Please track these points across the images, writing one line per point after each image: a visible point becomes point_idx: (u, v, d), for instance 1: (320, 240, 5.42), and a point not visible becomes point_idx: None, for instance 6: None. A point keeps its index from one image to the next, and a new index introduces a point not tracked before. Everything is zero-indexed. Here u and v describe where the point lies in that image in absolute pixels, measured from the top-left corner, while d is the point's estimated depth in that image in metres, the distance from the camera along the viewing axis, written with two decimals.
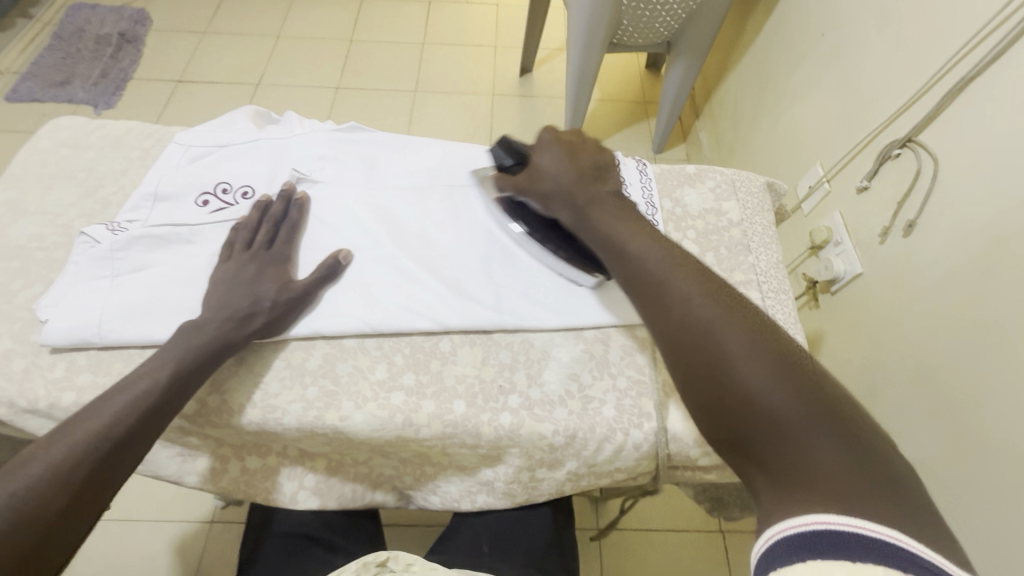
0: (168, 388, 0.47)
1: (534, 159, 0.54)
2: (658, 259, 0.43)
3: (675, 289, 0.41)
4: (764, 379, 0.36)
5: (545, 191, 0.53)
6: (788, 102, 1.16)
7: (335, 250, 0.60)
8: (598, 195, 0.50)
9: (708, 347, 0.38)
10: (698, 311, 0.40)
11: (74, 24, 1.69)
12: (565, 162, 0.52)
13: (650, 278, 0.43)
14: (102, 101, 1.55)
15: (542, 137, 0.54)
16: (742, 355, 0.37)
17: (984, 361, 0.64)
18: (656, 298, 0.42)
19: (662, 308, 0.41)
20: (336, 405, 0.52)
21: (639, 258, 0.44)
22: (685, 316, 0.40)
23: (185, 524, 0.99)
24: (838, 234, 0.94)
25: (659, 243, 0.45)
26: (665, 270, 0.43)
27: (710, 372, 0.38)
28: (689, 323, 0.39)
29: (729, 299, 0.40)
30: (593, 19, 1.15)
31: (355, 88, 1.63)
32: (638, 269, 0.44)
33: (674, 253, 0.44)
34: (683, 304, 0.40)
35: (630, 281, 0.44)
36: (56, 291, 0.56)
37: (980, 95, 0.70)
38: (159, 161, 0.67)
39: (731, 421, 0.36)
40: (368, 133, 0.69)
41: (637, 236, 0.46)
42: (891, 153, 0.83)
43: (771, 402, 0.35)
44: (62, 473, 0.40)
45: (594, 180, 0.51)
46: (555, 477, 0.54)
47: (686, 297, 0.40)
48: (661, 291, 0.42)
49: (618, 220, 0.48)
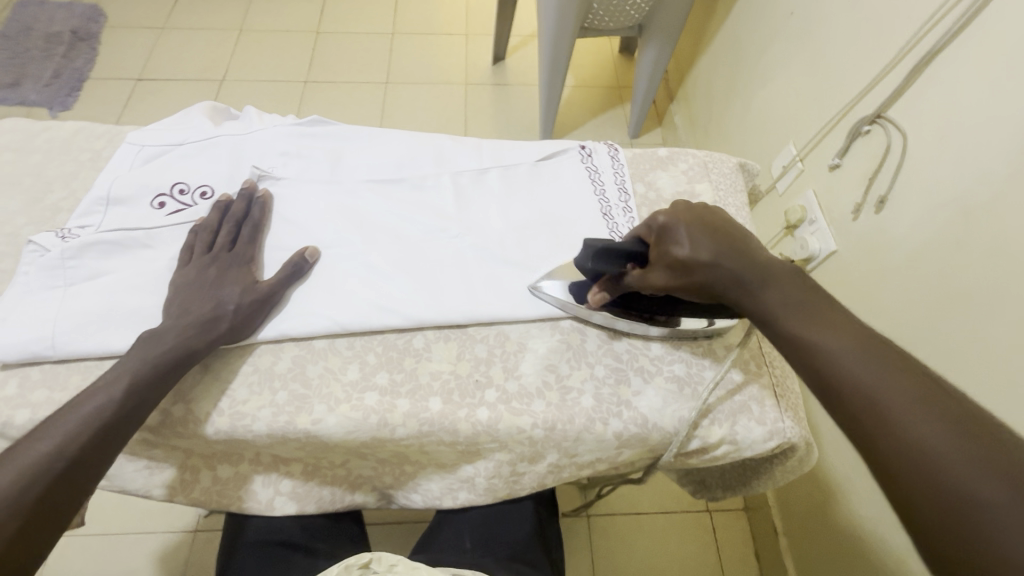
0: (127, 402, 0.45)
1: (670, 250, 0.46)
2: (873, 368, 0.34)
3: (900, 412, 0.32)
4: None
5: (697, 284, 0.45)
6: (760, 82, 1.15)
7: (300, 248, 0.58)
8: (775, 278, 0.42)
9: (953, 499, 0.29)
10: (939, 444, 0.30)
11: (22, 22, 1.61)
12: (715, 246, 0.44)
13: (862, 389, 0.34)
14: (57, 103, 1.48)
15: (663, 227, 0.47)
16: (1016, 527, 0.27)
17: (960, 333, 0.65)
18: (871, 419, 0.33)
19: (882, 438, 0.32)
20: (308, 408, 0.50)
21: (837, 359, 0.35)
22: (925, 454, 0.30)
23: (167, 536, 0.97)
24: (813, 213, 0.95)
25: (868, 342, 0.35)
26: (886, 383, 0.33)
27: (960, 538, 0.28)
28: (927, 465, 0.30)
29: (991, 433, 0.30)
30: (563, 4, 1.13)
31: (323, 82, 1.59)
32: (839, 380, 0.35)
33: (891, 356, 0.34)
34: (913, 432, 0.31)
35: (831, 397, 0.35)
36: (4, 303, 0.53)
37: (946, 69, 0.70)
38: (111, 163, 0.64)
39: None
40: (332, 126, 0.67)
41: (832, 332, 0.37)
42: (862, 130, 0.83)
43: None
44: (11, 497, 0.38)
45: (755, 258, 0.44)
46: (537, 470, 0.53)
47: (914, 416, 0.31)
48: (877, 412, 0.32)
49: (805, 311, 0.39)
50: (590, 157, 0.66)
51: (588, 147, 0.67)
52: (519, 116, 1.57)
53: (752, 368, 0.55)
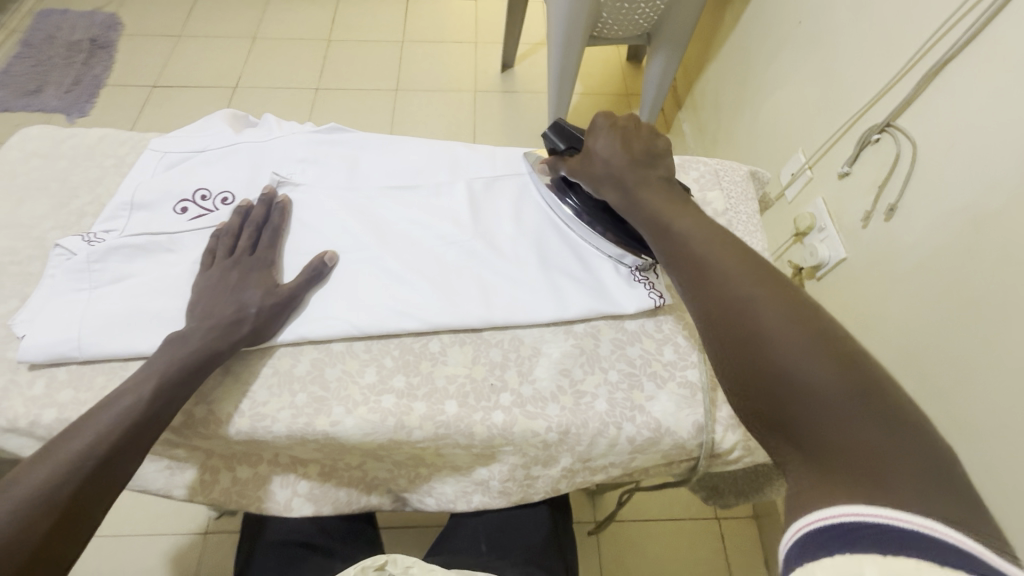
0: (155, 402, 0.46)
1: (586, 145, 0.55)
2: (705, 240, 0.43)
3: (716, 266, 0.41)
4: (808, 362, 0.34)
5: (597, 175, 0.54)
6: (769, 90, 1.16)
7: (319, 253, 0.59)
8: (649, 180, 0.50)
9: (745, 318, 0.38)
10: (734, 284, 0.39)
11: (43, 30, 1.64)
12: (615, 145, 0.53)
13: (695, 252, 0.43)
14: (75, 109, 1.51)
15: (593, 125, 0.55)
16: (781, 330, 0.36)
17: (972, 340, 0.65)
18: (696, 273, 0.42)
19: (703, 285, 0.41)
20: (326, 411, 0.51)
21: (683, 236, 0.45)
22: (726, 291, 0.39)
23: (179, 537, 0.98)
24: (822, 220, 0.95)
25: (705, 225, 0.45)
26: (712, 248, 0.43)
27: (743, 343, 0.37)
28: (729, 301, 0.39)
29: (774, 277, 0.39)
30: (572, 13, 1.14)
31: (335, 89, 1.61)
32: (680, 250, 0.44)
33: (719, 233, 0.44)
34: (721, 278, 0.40)
35: (673, 261, 0.45)
36: (32, 305, 0.55)
37: (954, 79, 0.71)
38: (135, 169, 0.65)
39: (767, 404, 0.35)
40: (350, 133, 0.69)
41: (682, 219, 0.46)
42: (870, 139, 0.84)
43: (804, 375, 0.33)
44: (46, 494, 0.39)
45: (650, 161, 0.52)
46: (550, 474, 0.54)
47: (724, 267, 0.41)
48: (699, 268, 0.42)
49: (664, 203, 0.48)
50: None
51: None
52: (528, 123, 1.58)
53: None
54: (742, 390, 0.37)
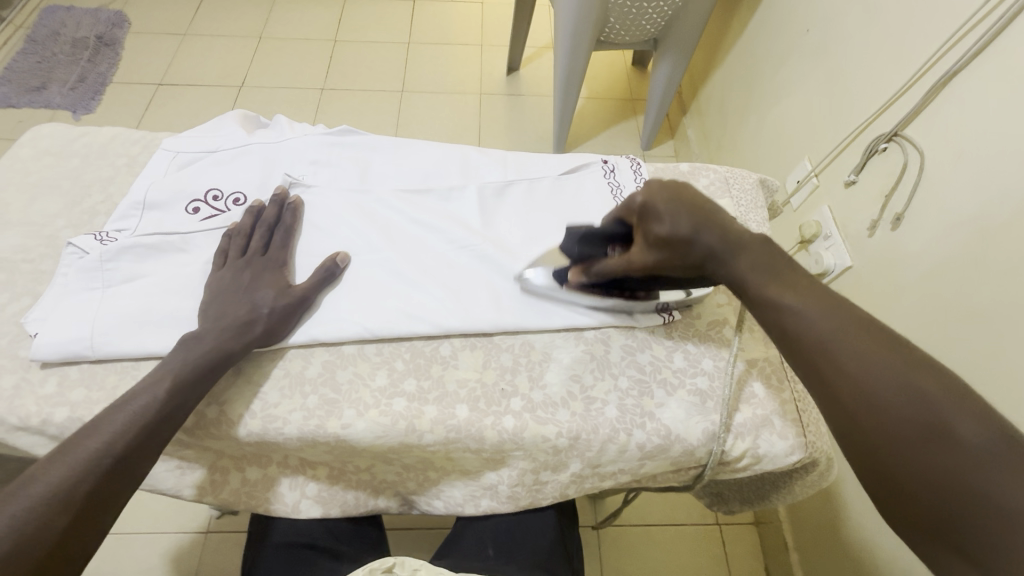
0: (170, 401, 0.46)
1: (650, 227, 0.46)
2: (835, 321, 0.38)
3: (852, 354, 0.36)
4: (1008, 484, 0.30)
5: (681, 258, 0.45)
6: (775, 97, 1.17)
7: (330, 254, 0.59)
8: (747, 246, 0.44)
9: (915, 427, 0.33)
10: (888, 383, 0.35)
11: (49, 27, 1.64)
12: (690, 217, 0.45)
13: (826, 338, 0.38)
14: (81, 106, 1.51)
15: (643, 204, 0.47)
16: (966, 444, 0.32)
17: (980, 351, 0.65)
18: (833, 364, 0.37)
19: (844, 381, 0.36)
20: (337, 413, 0.51)
21: (800, 315, 0.39)
22: (875, 392, 0.35)
23: (180, 537, 0.98)
24: (827, 228, 0.96)
25: (826, 297, 0.40)
26: (846, 330, 0.37)
27: (915, 458, 0.33)
28: (882, 404, 0.34)
29: (927, 368, 0.35)
30: (580, 18, 1.15)
31: (341, 89, 1.62)
32: (802, 334, 0.39)
33: (844, 308, 0.39)
34: (870, 376, 0.35)
35: (796, 348, 0.39)
36: (45, 303, 0.55)
37: (964, 90, 0.71)
38: (147, 169, 0.65)
39: (955, 532, 0.31)
40: (361, 136, 0.69)
41: (796, 292, 0.40)
42: (878, 148, 0.84)
43: (1012, 505, 0.30)
44: (62, 492, 0.39)
45: (729, 227, 0.45)
46: (560, 480, 0.54)
47: (869, 360, 0.36)
48: (833, 360, 0.37)
49: (772, 272, 0.42)
50: (612, 172, 0.67)
51: (611, 162, 0.68)
52: (534, 126, 1.59)
53: (774, 383, 0.56)
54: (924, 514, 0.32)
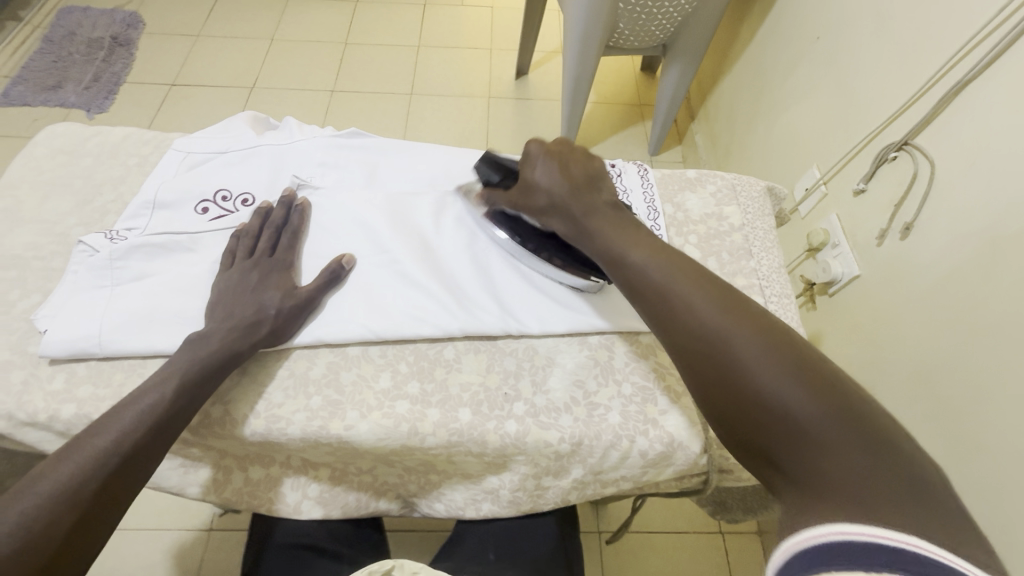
0: (177, 400, 0.46)
1: (524, 174, 0.53)
2: (664, 269, 0.43)
3: (678, 296, 0.41)
4: (782, 385, 0.34)
5: (539, 206, 0.52)
6: (784, 104, 1.16)
7: (337, 256, 0.60)
8: (596, 206, 0.50)
9: (719, 348, 0.38)
10: (701, 315, 0.39)
11: (65, 27, 1.67)
12: (558, 171, 0.51)
13: (659, 285, 0.43)
14: (95, 105, 1.53)
15: (527, 153, 0.53)
16: (755, 358, 0.36)
17: (989, 362, 0.64)
18: (662, 306, 0.42)
19: (669, 318, 0.41)
20: (341, 414, 0.52)
21: (640, 267, 0.44)
22: (692, 323, 0.40)
23: (182, 533, 0.98)
24: (836, 236, 0.95)
25: (662, 251, 0.45)
26: (674, 276, 0.42)
27: (719, 373, 0.37)
28: (696, 331, 0.39)
29: (735, 302, 0.40)
30: (590, 23, 1.15)
31: (350, 91, 1.63)
32: (642, 281, 0.44)
33: (677, 260, 0.44)
34: (690, 310, 0.40)
35: (637, 294, 0.44)
36: (55, 301, 0.56)
37: (976, 99, 0.71)
38: (158, 169, 0.66)
39: (755, 438, 0.35)
40: (369, 139, 0.69)
41: (638, 247, 0.46)
42: (888, 156, 0.84)
43: (783, 402, 0.34)
44: (71, 490, 0.40)
45: (590, 189, 0.51)
46: (561, 486, 0.54)
47: (687, 296, 0.41)
48: (663, 301, 0.42)
49: (618, 230, 0.48)
50: (619, 178, 0.67)
51: (618, 167, 0.68)
52: (541, 130, 1.59)
53: None
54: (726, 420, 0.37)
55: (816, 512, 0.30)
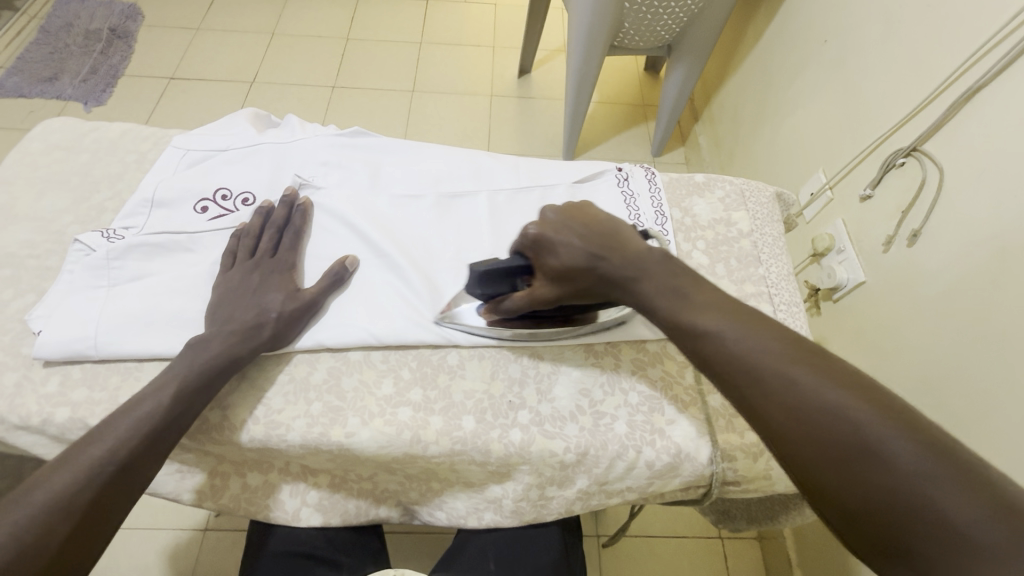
0: (175, 406, 0.45)
1: (547, 262, 0.47)
2: (747, 336, 0.37)
3: (774, 373, 0.35)
4: (929, 487, 0.29)
5: (584, 287, 0.46)
6: (790, 107, 1.15)
7: (340, 257, 0.59)
8: (646, 265, 0.44)
9: (835, 439, 0.32)
10: (804, 397, 0.34)
11: (63, 19, 1.65)
12: (587, 242, 0.46)
13: (749, 358, 0.36)
14: (92, 98, 1.51)
15: (535, 239, 0.47)
16: (885, 451, 0.30)
17: (997, 374, 0.63)
18: (751, 384, 0.36)
19: (765, 400, 0.35)
20: (341, 421, 0.50)
21: (715, 334, 0.38)
22: (795, 406, 0.34)
23: (178, 534, 0.97)
24: (841, 242, 0.94)
25: (737, 312, 0.39)
26: (765, 347, 0.36)
27: (838, 472, 0.31)
28: (801, 418, 0.33)
29: (840, 376, 0.34)
30: (595, 22, 1.13)
31: (351, 88, 1.61)
32: (719, 353, 0.38)
33: (760, 324, 0.38)
34: (790, 391, 0.34)
35: (717, 368, 0.38)
36: (50, 301, 0.54)
37: (987, 106, 0.69)
38: (157, 166, 0.65)
39: (909, 554, 0.29)
40: (373, 138, 0.68)
41: (708, 309, 0.40)
42: (896, 162, 0.83)
43: (937, 510, 0.28)
44: (65, 499, 0.39)
45: (624, 248, 0.45)
46: (565, 496, 0.53)
47: (784, 373, 0.35)
48: (755, 380, 0.36)
49: (676, 289, 0.42)
50: (626, 181, 0.66)
51: (625, 170, 0.67)
52: (544, 130, 1.57)
53: None
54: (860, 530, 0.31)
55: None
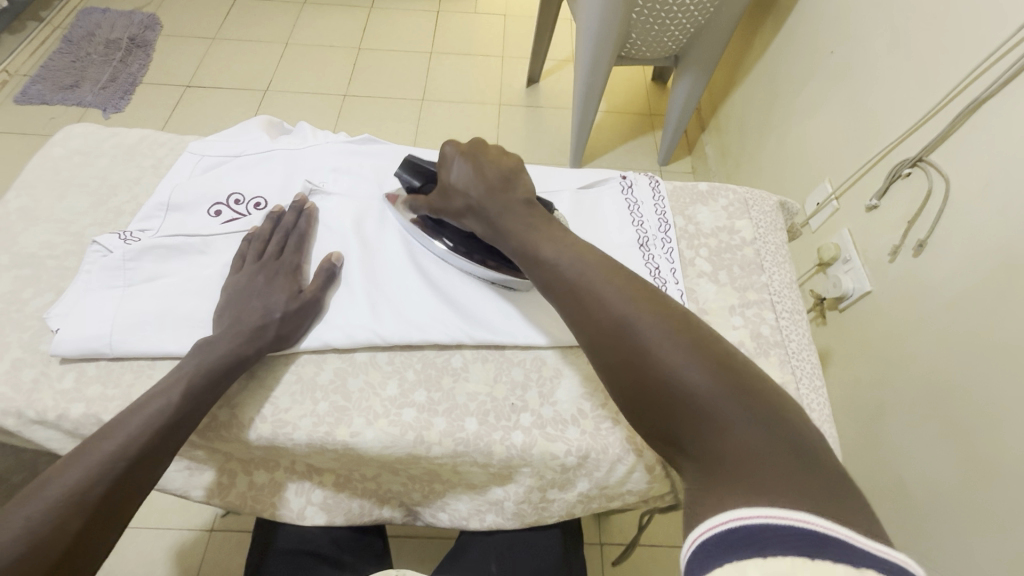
0: (184, 405, 0.46)
1: (442, 175, 0.53)
2: (578, 267, 0.46)
3: (593, 293, 0.44)
4: (684, 365, 0.38)
5: (456, 206, 0.53)
6: (796, 117, 1.16)
7: (325, 254, 0.60)
8: (510, 205, 0.50)
9: (627, 339, 0.41)
10: (611, 310, 0.42)
11: (85, 28, 1.69)
12: (476, 173, 0.51)
13: (578, 282, 0.45)
14: (111, 105, 1.55)
15: (444, 153, 0.53)
16: (657, 344, 0.39)
17: (1000, 384, 0.63)
18: (575, 303, 0.44)
19: (586, 315, 0.43)
20: (347, 421, 0.51)
21: (553, 265, 0.46)
22: (603, 317, 0.42)
23: (183, 533, 0.98)
24: (847, 251, 0.94)
25: (575, 246, 0.48)
26: (590, 274, 0.45)
27: (629, 361, 0.40)
28: (607, 324, 0.42)
29: (640, 292, 0.43)
30: (602, 33, 1.15)
31: (362, 96, 1.64)
32: (556, 280, 0.46)
33: (591, 255, 0.47)
34: (600, 306, 0.43)
35: (552, 291, 0.46)
36: (67, 300, 0.56)
37: (992, 118, 0.70)
38: (172, 171, 0.66)
39: (664, 416, 0.38)
40: (381, 145, 0.69)
41: (553, 244, 0.48)
42: (901, 172, 0.83)
43: (688, 384, 0.37)
44: (78, 494, 0.40)
45: (505, 186, 0.51)
46: (566, 499, 0.53)
47: (600, 293, 0.43)
48: (579, 299, 0.44)
49: (528, 228, 0.49)
50: (631, 189, 0.67)
51: (629, 178, 0.68)
52: (551, 138, 1.59)
53: None
54: (637, 403, 0.40)
55: (716, 480, 0.34)
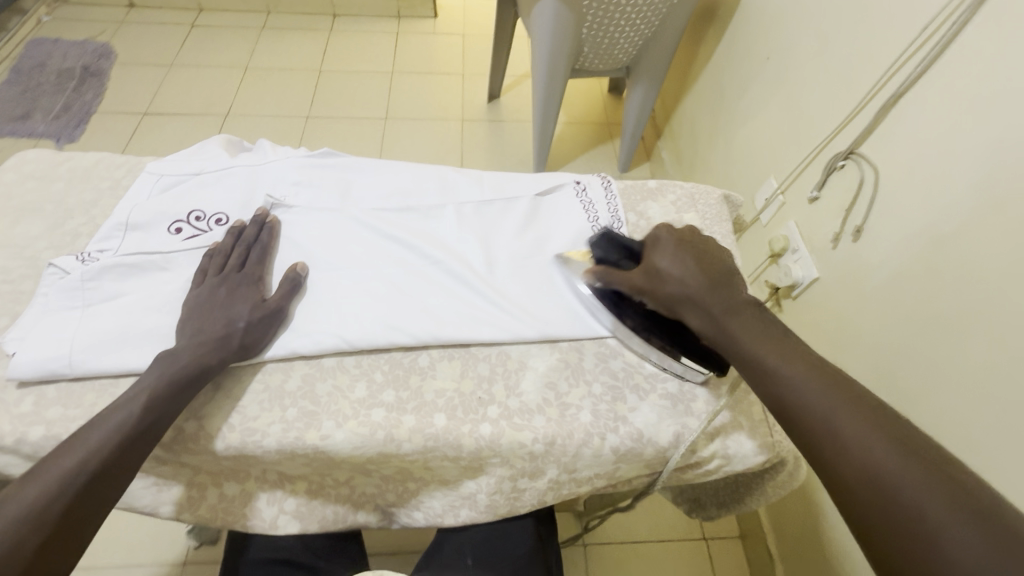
0: (145, 417, 0.46)
1: (654, 257, 0.54)
2: (817, 390, 0.42)
3: (836, 425, 0.39)
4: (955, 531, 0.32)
5: (670, 294, 0.52)
6: (742, 119, 1.23)
7: (290, 264, 0.61)
8: (738, 308, 0.49)
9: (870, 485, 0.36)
10: (858, 445, 0.38)
11: (34, 59, 1.66)
12: (692, 271, 0.52)
13: (815, 410, 0.41)
14: (65, 135, 1.52)
15: (658, 238, 0.56)
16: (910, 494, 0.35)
17: (934, 354, 0.69)
18: (813, 434, 0.40)
19: (823, 446, 0.39)
20: (317, 425, 0.52)
21: (791, 384, 0.43)
22: (851, 454, 0.38)
23: (156, 568, 0.95)
24: (795, 242, 1.00)
25: (807, 363, 0.44)
26: (825, 400, 0.41)
27: (876, 510, 0.36)
28: (853, 460, 0.38)
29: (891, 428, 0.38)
30: (556, 47, 1.20)
31: (325, 117, 1.65)
32: (789, 397, 0.43)
33: (838, 384, 0.42)
34: (844, 438, 0.38)
35: (783, 409, 0.43)
36: (24, 323, 0.55)
37: (909, 110, 0.76)
38: (131, 192, 0.66)
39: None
40: (342, 158, 0.71)
41: (786, 359, 0.44)
42: (836, 165, 0.89)
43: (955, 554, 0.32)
44: (36, 510, 0.39)
45: (725, 288, 0.51)
46: (537, 487, 0.55)
47: (840, 425, 0.39)
48: (827, 434, 0.39)
49: (763, 334, 0.47)
50: (584, 192, 0.70)
51: (583, 182, 0.71)
52: (514, 150, 1.63)
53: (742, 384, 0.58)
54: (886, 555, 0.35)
55: None
